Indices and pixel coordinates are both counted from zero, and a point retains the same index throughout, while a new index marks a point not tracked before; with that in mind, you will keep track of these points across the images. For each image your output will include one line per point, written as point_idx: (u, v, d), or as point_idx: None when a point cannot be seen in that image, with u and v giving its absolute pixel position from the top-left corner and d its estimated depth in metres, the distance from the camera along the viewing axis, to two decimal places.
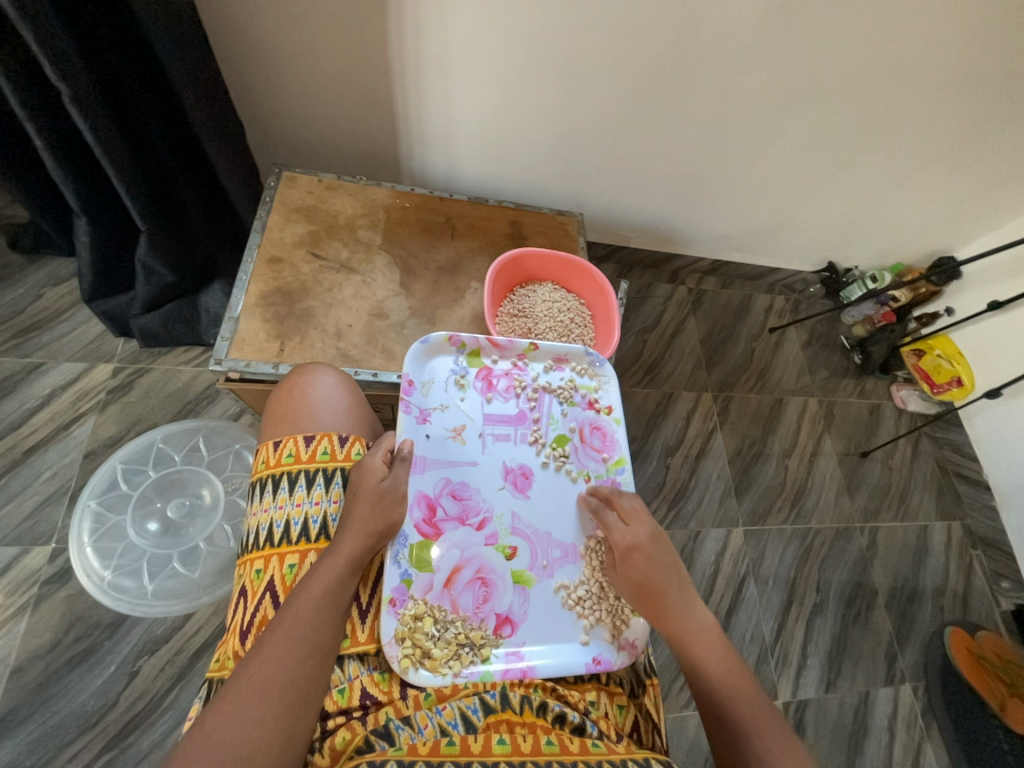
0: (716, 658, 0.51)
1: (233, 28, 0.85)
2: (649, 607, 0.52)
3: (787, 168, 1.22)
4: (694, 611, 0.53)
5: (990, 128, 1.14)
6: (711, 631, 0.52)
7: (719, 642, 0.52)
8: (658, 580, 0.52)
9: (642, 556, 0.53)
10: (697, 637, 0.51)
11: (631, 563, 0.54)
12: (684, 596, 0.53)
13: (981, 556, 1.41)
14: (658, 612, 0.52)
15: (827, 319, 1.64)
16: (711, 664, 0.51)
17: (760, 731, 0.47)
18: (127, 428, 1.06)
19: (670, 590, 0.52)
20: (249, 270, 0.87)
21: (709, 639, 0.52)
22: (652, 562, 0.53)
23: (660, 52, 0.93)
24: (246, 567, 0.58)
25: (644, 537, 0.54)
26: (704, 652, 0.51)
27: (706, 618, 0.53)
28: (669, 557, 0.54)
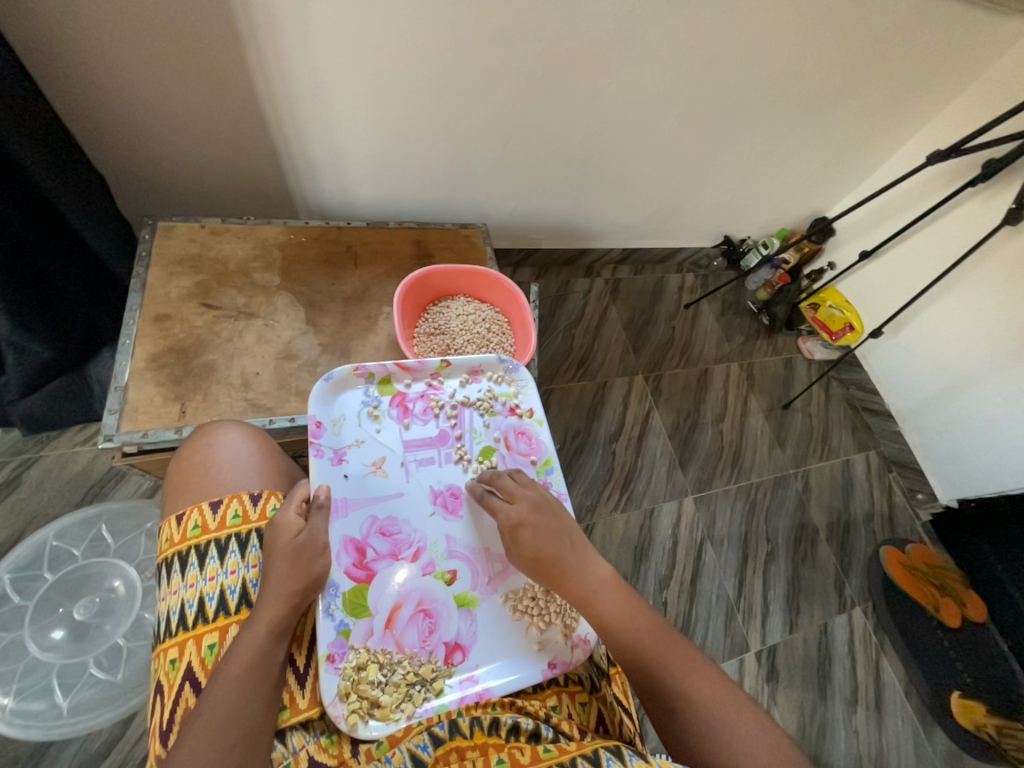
0: (617, 604, 0.52)
1: (72, 79, 0.78)
2: (547, 575, 0.54)
3: (669, 157, 1.30)
4: (590, 567, 0.54)
5: (832, 101, 1.29)
6: (609, 581, 0.54)
7: (616, 589, 0.53)
8: (549, 548, 0.54)
9: (530, 531, 0.55)
10: (597, 591, 0.52)
11: (521, 540, 0.55)
12: (577, 556, 0.54)
13: (897, 476, 1.57)
14: (556, 578, 0.53)
15: (733, 288, 1.77)
16: (612, 613, 0.52)
17: (668, 658, 0.49)
18: (20, 529, 0.94)
19: (562, 555, 0.53)
20: (133, 333, 0.81)
21: (609, 590, 0.53)
22: (540, 533, 0.54)
23: (530, 62, 0.97)
24: (160, 660, 0.52)
25: (527, 510, 0.56)
26: (605, 603, 0.52)
27: (603, 571, 0.54)
28: (557, 523, 0.56)
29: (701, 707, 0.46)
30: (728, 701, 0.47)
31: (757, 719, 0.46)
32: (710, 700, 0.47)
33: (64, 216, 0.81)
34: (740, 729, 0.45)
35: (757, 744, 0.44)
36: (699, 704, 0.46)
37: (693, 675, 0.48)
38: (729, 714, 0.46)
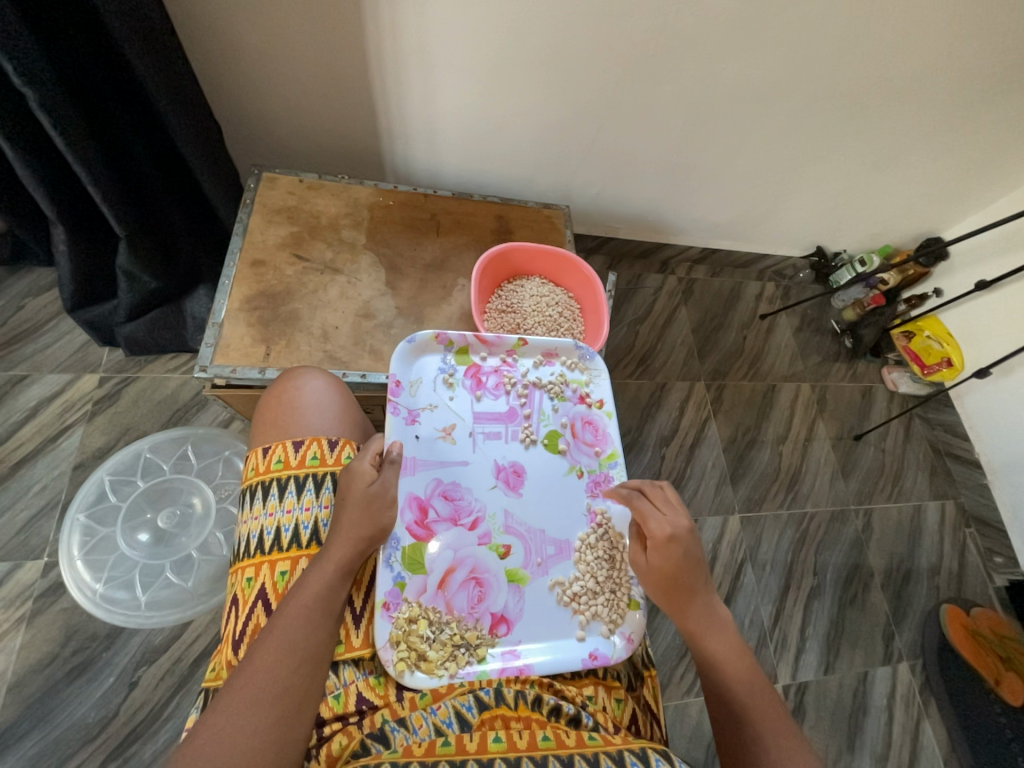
0: (732, 651, 0.53)
1: (201, 25, 0.82)
2: (673, 595, 0.54)
3: (775, 154, 1.21)
4: (714, 608, 0.55)
5: (977, 108, 1.14)
6: (727, 625, 0.55)
7: (733, 637, 0.54)
8: (688, 575, 0.54)
9: (679, 549, 0.54)
10: (712, 632, 0.54)
11: (667, 554, 0.54)
12: (707, 590, 0.55)
13: (974, 533, 1.43)
14: (682, 603, 0.54)
15: (817, 304, 1.65)
16: (725, 656, 0.53)
17: (762, 714, 0.50)
18: (116, 438, 1.05)
19: (697, 585, 0.54)
20: (232, 274, 0.86)
21: (725, 635, 0.54)
22: (686, 557, 0.54)
23: (642, 39, 0.91)
24: (238, 577, 0.58)
25: (682, 528, 0.54)
26: (719, 645, 0.53)
27: (725, 615, 0.55)
28: (700, 552, 0.55)
29: None
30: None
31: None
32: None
33: (183, 156, 0.86)
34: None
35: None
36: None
37: (786, 742, 0.48)
38: None
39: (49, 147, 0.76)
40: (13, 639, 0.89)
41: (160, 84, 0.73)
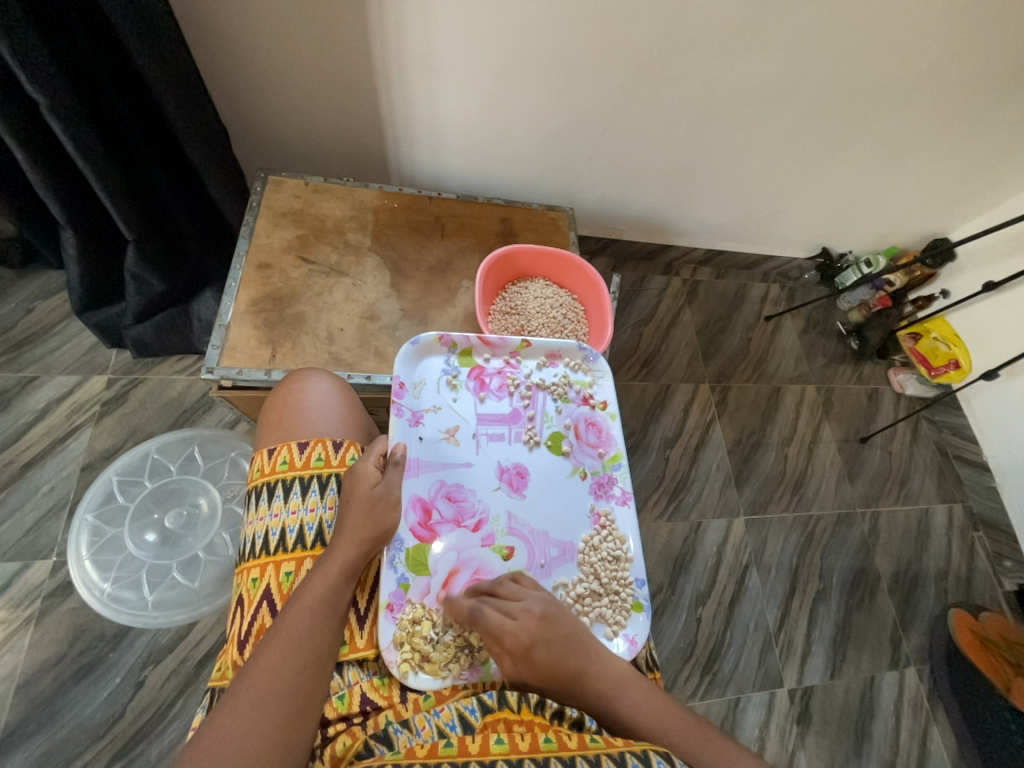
0: (639, 703, 0.50)
1: (209, 31, 0.83)
2: (566, 688, 0.51)
3: (779, 155, 1.21)
4: (608, 669, 0.51)
5: (984, 109, 1.13)
6: (626, 676, 0.51)
7: (631, 685, 0.51)
8: (567, 662, 0.50)
9: (543, 649, 0.50)
10: (616, 693, 0.50)
11: (535, 662, 0.50)
12: (593, 658, 0.51)
13: (983, 537, 1.42)
14: (577, 689, 0.50)
15: (823, 306, 1.64)
16: (637, 714, 0.49)
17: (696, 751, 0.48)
18: (124, 439, 1.06)
19: (578, 665, 0.50)
20: (238, 277, 0.87)
21: (628, 688, 0.50)
22: (554, 648, 0.51)
23: (647, 41, 0.91)
24: (243, 577, 0.58)
25: (535, 625, 0.51)
26: (625, 704, 0.50)
27: (618, 666, 0.52)
28: (568, 629, 0.52)
29: None
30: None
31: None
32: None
33: (190, 159, 0.87)
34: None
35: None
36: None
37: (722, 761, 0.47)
38: None
39: (58, 150, 0.77)
40: (22, 638, 0.90)
41: (168, 88, 0.74)
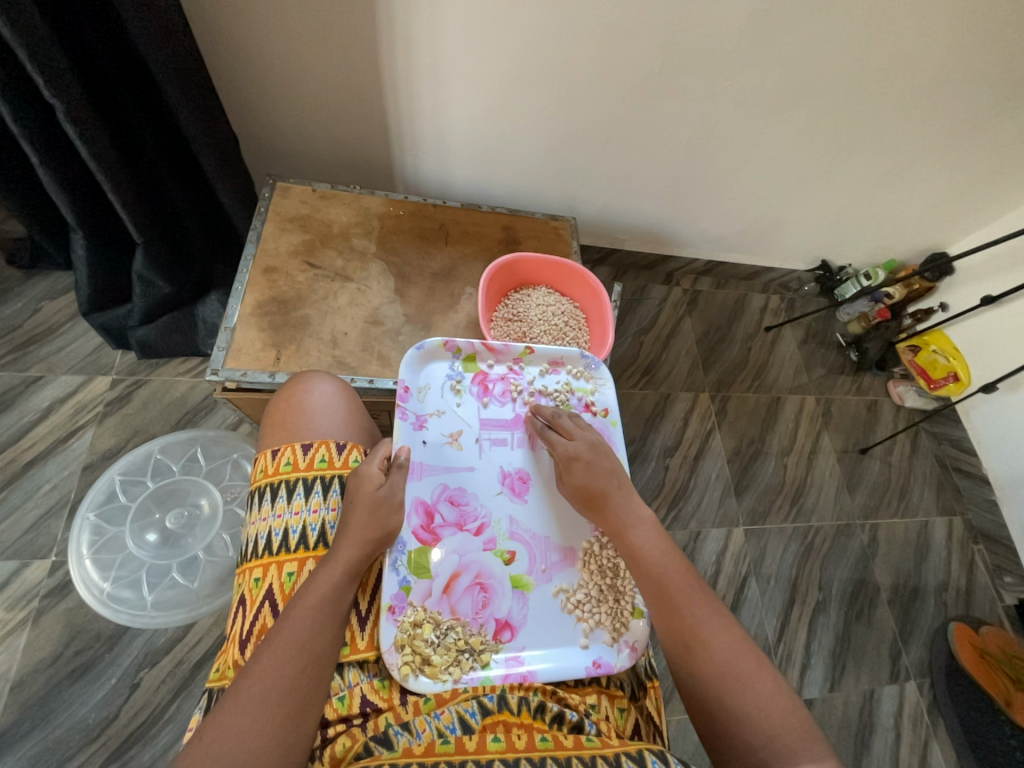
0: (652, 541, 0.55)
1: (221, 39, 0.85)
2: (592, 504, 0.59)
3: (779, 168, 1.23)
4: (633, 508, 0.57)
5: (980, 125, 1.15)
6: (648, 521, 0.57)
7: (653, 529, 0.56)
8: (600, 482, 0.59)
9: (584, 463, 0.60)
10: (633, 528, 0.56)
11: (574, 470, 0.60)
12: (623, 494, 0.58)
13: (983, 550, 1.42)
14: (601, 509, 0.58)
15: (822, 317, 1.65)
16: (648, 550, 0.54)
17: (690, 600, 0.51)
18: (126, 439, 1.07)
19: (610, 491, 0.58)
20: (245, 279, 0.88)
21: (646, 528, 0.56)
22: (593, 468, 0.60)
23: (649, 56, 0.93)
24: (245, 577, 0.58)
25: (584, 447, 0.62)
26: (639, 538, 0.55)
27: (644, 511, 0.58)
28: (609, 462, 0.61)
29: (718, 654, 0.47)
30: (747, 655, 0.48)
31: (771, 680, 0.47)
32: (728, 652, 0.48)
33: (201, 165, 0.89)
34: (754, 685, 0.46)
35: (769, 704, 0.45)
36: (713, 647, 0.48)
37: (710, 617, 0.50)
38: (744, 666, 0.47)
39: (72, 155, 0.79)
40: (18, 638, 0.90)
41: (182, 96, 0.76)
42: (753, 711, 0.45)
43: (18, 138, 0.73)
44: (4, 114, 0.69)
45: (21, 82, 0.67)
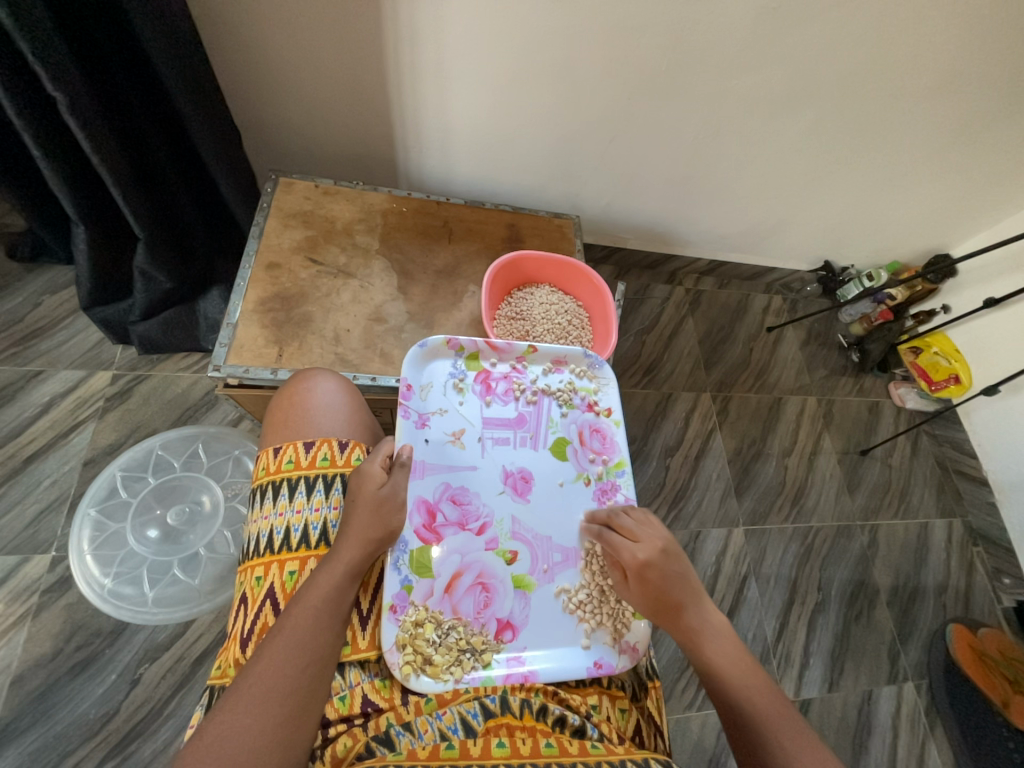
0: (729, 658, 0.52)
1: (223, 33, 0.84)
2: (663, 614, 0.55)
3: (783, 168, 1.22)
4: (707, 619, 0.55)
5: (986, 127, 1.15)
6: (724, 634, 0.54)
7: (731, 643, 0.53)
8: (672, 591, 0.55)
9: (655, 571, 0.55)
10: (709, 641, 0.53)
11: (645, 578, 0.56)
12: (697, 604, 0.55)
13: (982, 552, 1.42)
14: (673, 621, 0.55)
15: (825, 318, 1.65)
16: (725, 669, 0.51)
17: (781, 732, 0.47)
18: (127, 435, 1.06)
19: (686, 603, 0.55)
20: (248, 276, 0.87)
21: (724, 643, 0.53)
22: (665, 576, 0.55)
23: (655, 54, 0.93)
24: (247, 575, 0.58)
25: (654, 551, 0.56)
26: (715, 652, 0.52)
27: (720, 622, 0.55)
28: (681, 567, 0.56)
29: None
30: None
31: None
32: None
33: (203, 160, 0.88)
34: None
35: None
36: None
37: (808, 755, 0.46)
38: None
39: (74, 149, 0.78)
40: (19, 633, 0.89)
41: (185, 90, 0.75)
42: None
43: (20, 132, 0.73)
44: (6, 107, 0.68)
45: (23, 75, 0.67)
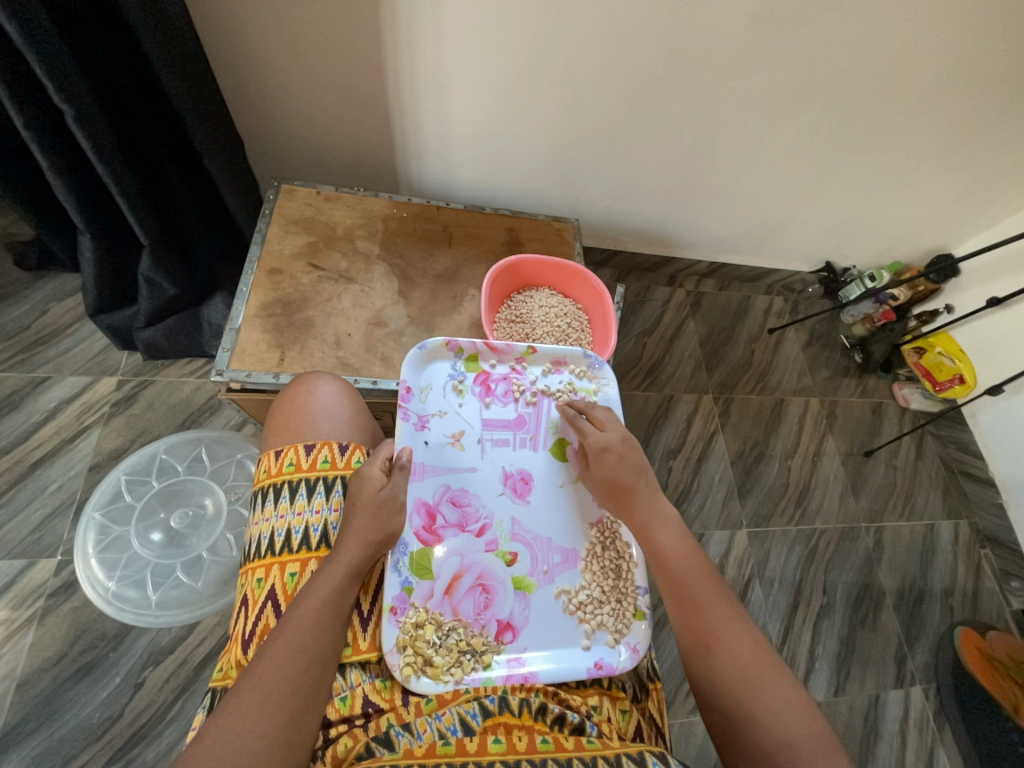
0: (676, 539, 0.56)
1: (226, 43, 0.86)
2: (618, 497, 0.59)
3: (782, 170, 1.23)
4: (658, 505, 0.58)
5: (985, 126, 1.15)
6: (673, 520, 0.57)
7: (678, 528, 0.57)
8: (627, 476, 0.59)
9: (614, 456, 0.60)
10: (658, 525, 0.57)
11: (605, 462, 0.60)
12: (651, 490, 0.59)
13: (989, 554, 1.40)
14: (626, 502, 0.59)
15: (827, 319, 1.65)
16: (671, 548, 0.55)
17: (712, 603, 0.51)
18: (131, 440, 1.08)
19: (638, 485, 0.59)
20: (250, 281, 0.89)
21: (671, 526, 0.57)
22: (623, 462, 0.60)
23: (652, 58, 0.94)
24: (248, 577, 0.59)
25: (616, 439, 0.61)
26: (663, 536, 0.56)
27: (668, 508, 0.58)
28: (639, 457, 0.60)
29: (736, 653, 0.48)
30: (767, 664, 0.48)
31: (792, 688, 0.47)
32: (750, 660, 0.48)
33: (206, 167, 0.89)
34: (773, 691, 0.46)
35: (790, 712, 0.45)
36: (733, 652, 0.48)
37: (733, 621, 0.50)
38: (764, 669, 0.48)
39: (80, 159, 0.80)
40: (24, 637, 0.90)
41: (188, 99, 0.76)
42: (768, 713, 0.45)
43: (28, 142, 0.75)
44: (15, 118, 0.70)
45: (31, 87, 0.69)
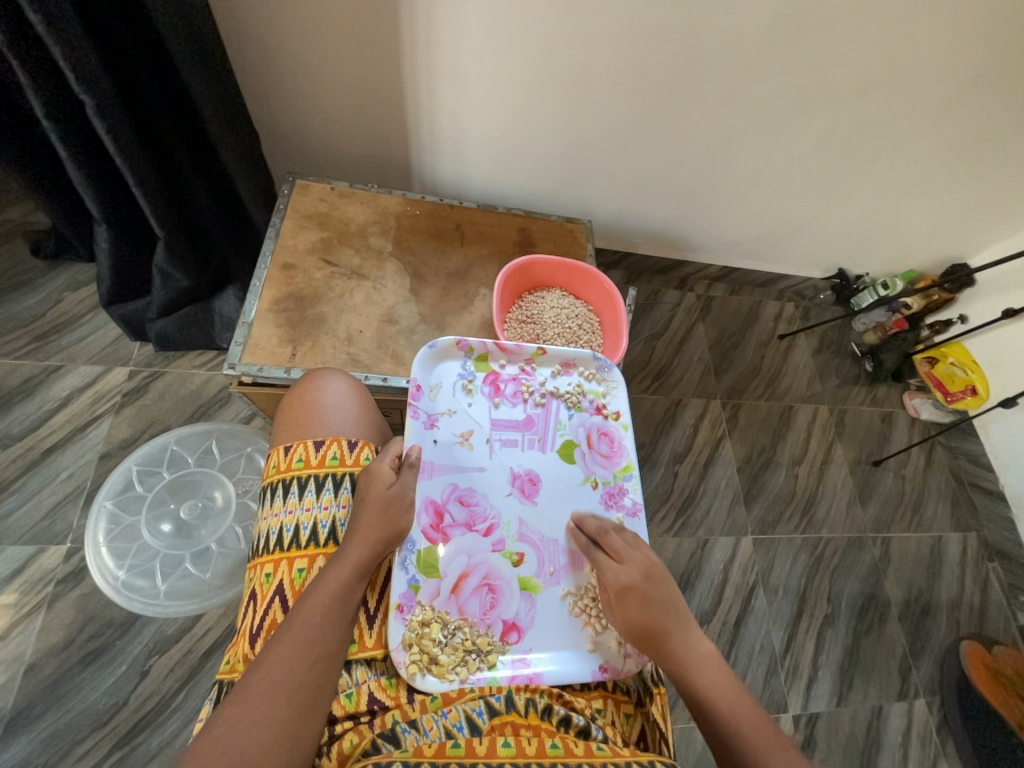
0: (719, 686, 0.51)
1: (243, 37, 0.86)
2: (648, 645, 0.53)
3: (797, 175, 1.21)
4: (695, 645, 0.53)
5: (1005, 135, 1.13)
6: (712, 661, 0.53)
7: (718, 670, 0.52)
8: (657, 619, 0.53)
9: (638, 597, 0.54)
10: (698, 670, 0.52)
11: (628, 604, 0.54)
12: (683, 628, 0.53)
13: (998, 568, 1.39)
14: (658, 648, 0.53)
15: (838, 326, 1.63)
16: (717, 699, 0.50)
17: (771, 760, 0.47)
18: (142, 430, 1.08)
19: (670, 629, 0.53)
20: (263, 275, 0.89)
21: (711, 670, 0.52)
22: (649, 602, 0.53)
23: (669, 61, 0.93)
24: (257, 571, 0.59)
25: (638, 575, 0.55)
26: (706, 682, 0.51)
27: (707, 648, 0.53)
28: (666, 593, 0.55)
29: None
30: None
31: None
32: None
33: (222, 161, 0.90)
34: None
35: None
36: None
37: None
38: None
39: (99, 151, 0.81)
40: (34, 621, 0.91)
41: (206, 92, 0.76)
42: None
43: (48, 133, 0.75)
44: (36, 109, 0.71)
45: (53, 79, 0.69)
